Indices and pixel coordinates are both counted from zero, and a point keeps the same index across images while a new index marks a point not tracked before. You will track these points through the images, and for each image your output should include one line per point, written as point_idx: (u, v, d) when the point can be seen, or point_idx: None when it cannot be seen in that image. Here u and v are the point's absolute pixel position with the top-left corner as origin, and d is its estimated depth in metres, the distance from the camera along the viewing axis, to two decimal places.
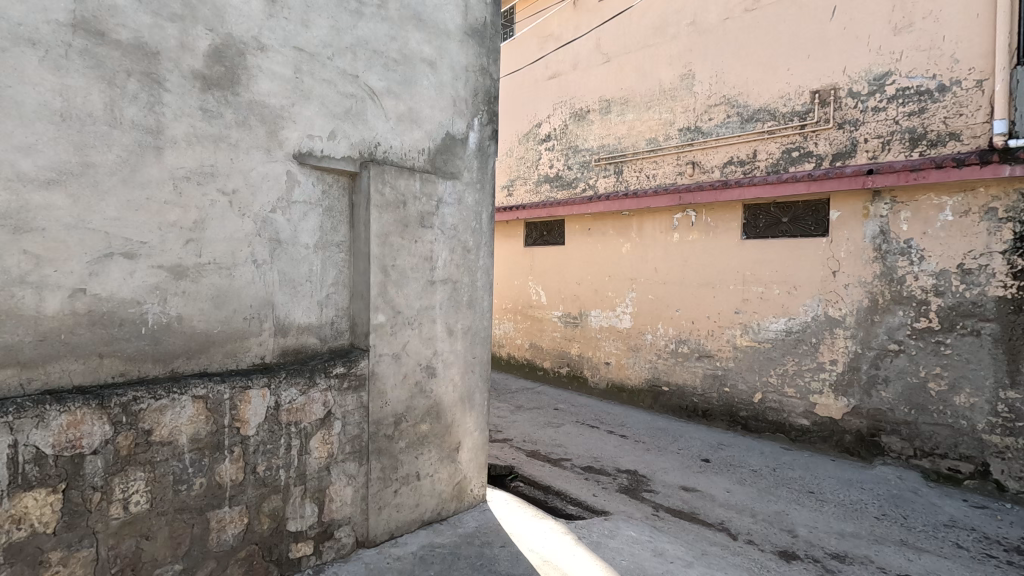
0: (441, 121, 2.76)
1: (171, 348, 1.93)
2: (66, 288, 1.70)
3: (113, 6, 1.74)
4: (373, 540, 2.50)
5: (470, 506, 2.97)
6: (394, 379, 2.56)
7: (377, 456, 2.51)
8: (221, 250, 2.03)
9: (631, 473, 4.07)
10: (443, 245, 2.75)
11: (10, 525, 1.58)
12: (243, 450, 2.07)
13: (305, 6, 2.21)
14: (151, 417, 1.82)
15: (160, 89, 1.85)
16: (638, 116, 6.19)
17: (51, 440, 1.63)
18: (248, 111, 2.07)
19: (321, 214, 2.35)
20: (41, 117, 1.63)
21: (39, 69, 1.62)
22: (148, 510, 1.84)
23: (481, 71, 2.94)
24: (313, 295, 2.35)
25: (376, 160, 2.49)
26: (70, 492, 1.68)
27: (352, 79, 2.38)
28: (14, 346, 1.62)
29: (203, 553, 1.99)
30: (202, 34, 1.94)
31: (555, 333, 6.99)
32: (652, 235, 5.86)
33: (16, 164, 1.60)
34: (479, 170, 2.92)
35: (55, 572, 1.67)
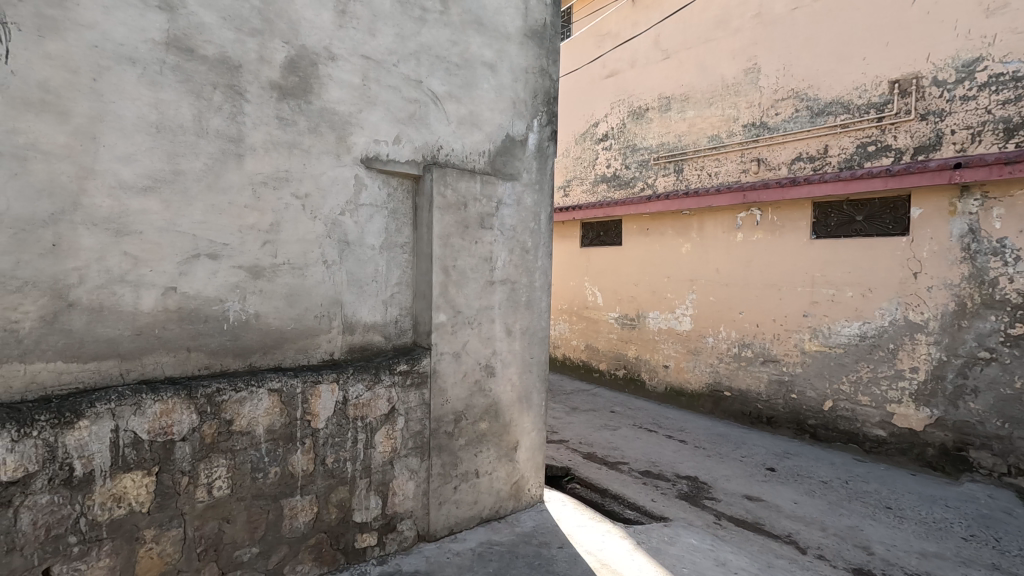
0: (500, 123, 2.79)
1: (250, 343, 2.05)
2: (159, 286, 1.83)
3: (201, 24, 1.86)
4: (433, 535, 2.56)
5: (528, 506, 2.99)
6: (454, 377, 2.61)
7: (437, 452, 2.57)
8: (294, 251, 2.14)
9: (691, 479, 3.97)
10: (503, 245, 2.78)
11: (112, 503, 1.72)
12: (314, 442, 2.17)
13: (371, 15, 2.30)
14: (232, 408, 1.94)
15: (241, 101, 1.97)
16: (699, 113, 6.03)
17: (146, 426, 1.76)
18: (320, 118, 2.18)
19: (387, 216, 2.43)
20: (140, 129, 1.76)
21: (138, 85, 1.75)
22: (229, 495, 1.96)
23: (541, 72, 2.95)
24: (379, 295, 2.43)
25: (438, 162, 2.55)
26: (163, 475, 1.81)
27: (416, 85, 2.45)
28: (115, 339, 1.76)
29: (277, 538, 2.10)
30: (279, 47, 2.05)
31: (611, 334, 6.90)
32: (714, 234, 5.68)
33: (118, 174, 1.73)
34: (538, 171, 2.93)
35: (149, 548, 1.80)
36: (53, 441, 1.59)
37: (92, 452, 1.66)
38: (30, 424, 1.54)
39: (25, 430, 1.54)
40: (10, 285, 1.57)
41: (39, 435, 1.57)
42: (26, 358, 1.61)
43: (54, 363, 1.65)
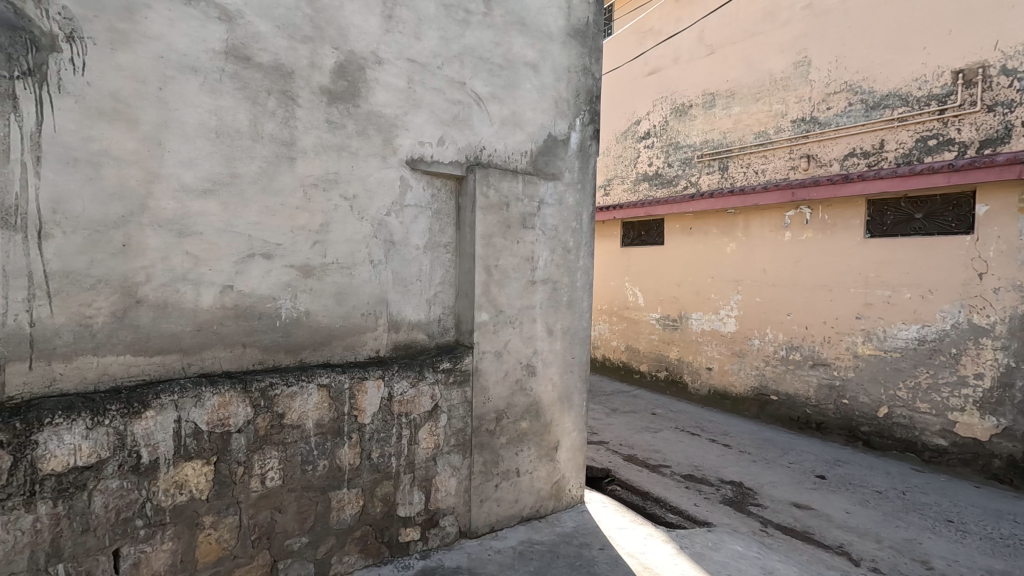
0: (543, 123, 2.80)
1: (300, 340, 2.12)
2: (217, 285, 1.92)
3: (257, 33, 1.94)
4: (475, 531, 2.59)
5: (568, 506, 2.98)
6: (496, 376, 2.63)
7: (479, 449, 2.59)
8: (342, 250, 2.20)
9: (736, 485, 3.87)
10: (544, 245, 2.78)
11: (174, 489, 1.80)
12: (360, 436, 2.23)
13: (416, 19, 2.34)
14: (284, 402, 2.01)
15: (293, 106, 2.04)
16: (745, 109, 5.87)
17: (206, 417, 1.84)
18: (367, 121, 2.23)
19: (431, 217, 2.48)
20: (201, 135, 1.85)
21: (200, 92, 1.84)
22: (281, 485, 2.04)
23: (584, 71, 2.94)
24: (423, 293, 2.48)
25: (481, 163, 2.58)
26: (220, 464, 1.89)
27: (459, 86, 2.49)
28: (177, 335, 1.85)
29: (325, 529, 2.16)
30: (329, 52, 2.12)
31: (652, 335, 6.81)
32: (761, 233, 5.52)
33: (181, 177, 1.82)
34: (580, 171, 2.92)
35: (208, 534, 1.88)
36: (123, 429, 1.68)
37: (158, 440, 1.75)
38: (102, 413, 1.64)
39: (98, 418, 1.63)
40: (84, 282, 1.67)
41: (110, 424, 1.65)
42: (98, 351, 1.70)
43: (122, 356, 1.75)
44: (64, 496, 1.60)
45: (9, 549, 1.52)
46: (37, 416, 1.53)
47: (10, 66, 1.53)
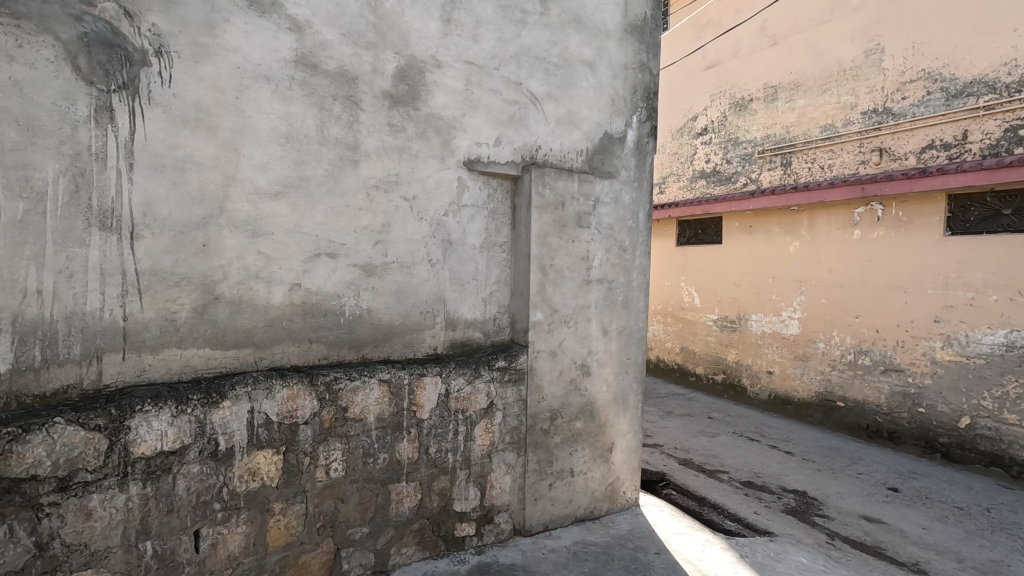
0: (599, 121, 2.77)
1: (362, 337, 2.20)
2: (286, 283, 2.01)
3: (324, 41, 2.02)
4: (529, 530, 2.60)
5: (623, 509, 2.94)
6: (551, 375, 2.63)
7: (534, 448, 2.60)
8: (402, 250, 2.26)
9: (799, 494, 3.70)
10: (600, 244, 2.76)
11: (248, 476, 1.91)
12: (419, 431, 2.29)
13: (474, 21, 2.37)
14: (348, 396, 2.09)
15: (357, 110, 2.12)
16: (811, 102, 5.61)
17: (276, 409, 1.94)
18: (426, 123, 2.28)
19: (487, 216, 2.50)
20: (273, 140, 1.95)
21: (272, 100, 1.94)
22: (344, 476, 2.11)
23: (641, 67, 2.89)
24: (479, 292, 2.51)
25: (537, 163, 2.58)
26: (289, 454, 1.98)
27: (516, 86, 2.50)
28: (251, 330, 1.95)
29: (384, 520, 2.23)
30: (391, 57, 2.18)
31: (709, 337, 6.62)
32: (827, 231, 5.26)
33: (254, 181, 1.92)
34: (637, 168, 2.88)
35: (277, 519, 1.98)
36: (203, 418, 1.79)
37: (233, 429, 1.85)
38: (185, 402, 1.75)
39: (182, 407, 1.74)
40: (170, 280, 1.78)
41: (192, 412, 1.77)
42: (181, 344, 1.82)
43: (202, 350, 1.86)
44: (152, 478, 1.72)
45: (105, 525, 1.65)
46: (130, 404, 1.65)
47: (107, 80, 1.65)
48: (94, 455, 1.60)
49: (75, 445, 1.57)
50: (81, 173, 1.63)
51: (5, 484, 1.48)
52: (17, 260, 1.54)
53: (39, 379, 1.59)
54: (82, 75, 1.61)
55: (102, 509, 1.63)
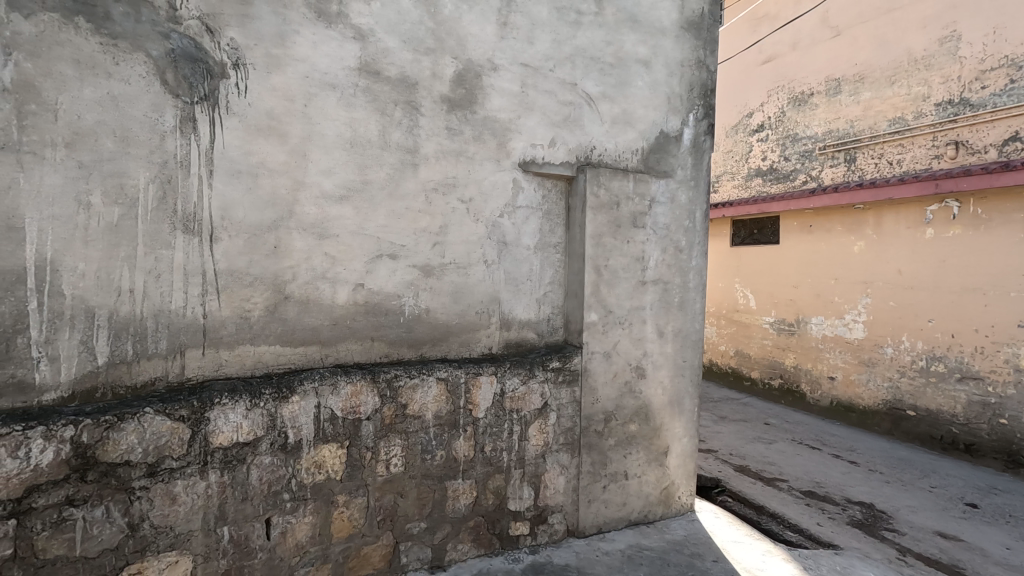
0: (655, 119, 2.73)
1: (420, 336, 2.25)
2: (350, 283, 2.08)
3: (386, 49, 2.09)
4: (583, 531, 2.59)
5: (677, 514, 2.89)
6: (605, 377, 2.61)
7: (588, 450, 2.59)
8: (459, 252, 2.31)
9: (866, 506, 3.52)
10: (655, 244, 2.72)
11: (314, 468, 1.98)
12: (474, 430, 2.32)
13: (530, 24, 2.39)
14: (407, 394, 2.14)
15: (417, 114, 2.17)
16: (877, 94, 5.34)
17: (340, 404, 2.00)
18: (483, 126, 2.32)
19: (541, 217, 2.51)
20: (338, 146, 2.02)
21: (338, 107, 2.01)
22: (403, 472, 2.17)
23: (698, 64, 2.83)
24: (533, 293, 2.52)
25: (591, 163, 2.57)
26: (352, 448, 2.05)
27: (571, 87, 2.51)
28: (317, 328, 2.03)
29: (441, 516, 2.27)
30: (449, 62, 2.23)
31: (766, 340, 6.41)
32: (896, 230, 4.98)
33: (322, 185, 2.00)
34: (694, 167, 2.83)
35: (341, 511, 2.05)
36: (274, 411, 1.87)
37: (301, 423, 1.93)
38: (258, 396, 1.84)
39: (255, 400, 1.83)
40: (245, 280, 1.88)
41: (264, 406, 1.85)
42: (255, 340, 1.92)
43: (273, 346, 1.95)
44: (229, 467, 1.81)
45: (188, 510, 1.75)
46: (209, 396, 1.75)
47: (191, 93, 1.76)
48: (179, 444, 1.71)
49: (162, 434, 1.68)
50: (168, 180, 1.74)
51: (102, 468, 1.60)
52: (113, 262, 1.66)
53: (130, 372, 1.71)
54: (169, 89, 1.73)
55: (185, 495, 1.74)
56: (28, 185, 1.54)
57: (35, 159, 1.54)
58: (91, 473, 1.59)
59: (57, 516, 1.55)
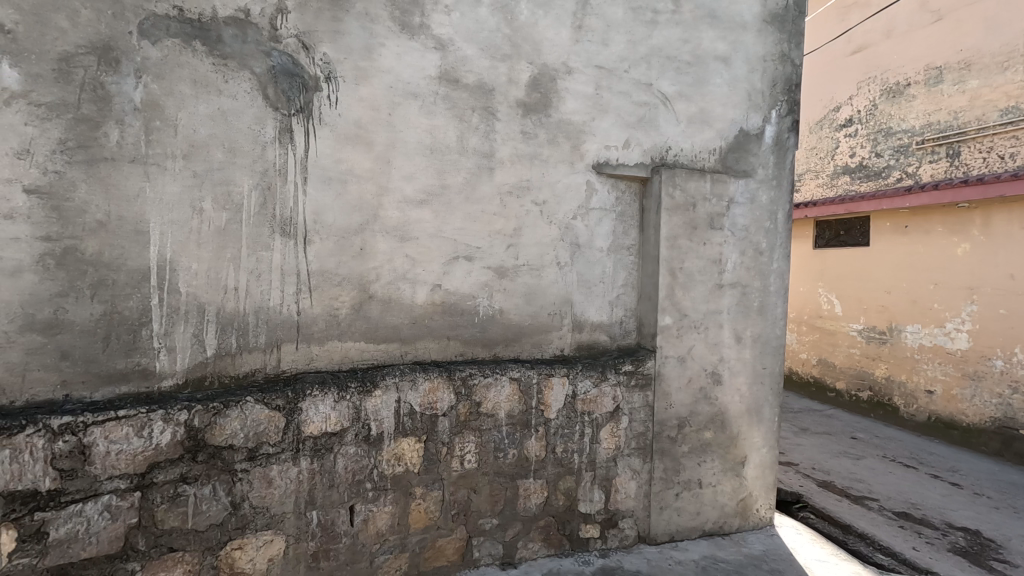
0: (734, 118, 2.64)
1: (494, 335, 2.30)
2: (428, 284, 2.16)
3: (464, 57, 2.16)
4: (654, 538, 2.55)
5: (755, 527, 2.77)
6: (679, 382, 2.56)
7: (661, 456, 2.54)
8: (532, 253, 2.34)
9: (970, 533, 3.22)
10: (734, 246, 2.63)
11: (394, 460, 2.07)
12: (546, 430, 2.34)
13: (605, 26, 2.39)
14: (481, 392, 2.19)
15: (493, 120, 2.23)
16: (986, 82, 4.88)
17: (419, 400, 2.08)
18: (557, 129, 2.34)
19: (615, 219, 2.50)
20: (419, 152, 2.11)
21: (419, 115, 2.10)
22: (477, 468, 2.22)
23: (782, 58, 2.71)
24: (606, 295, 2.51)
25: (667, 163, 2.53)
26: (429, 443, 2.13)
27: (646, 87, 2.48)
28: (398, 327, 2.13)
29: (513, 514, 2.31)
30: (525, 67, 2.26)
31: (853, 349, 6.01)
32: (1008, 230, 4.52)
33: (403, 190, 2.10)
34: (776, 166, 2.71)
35: (418, 503, 2.13)
36: (358, 403, 1.98)
37: (382, 416, 2.03)
38: (345, 389, 1.95)
39: (342, 393, 1.94)
40: (333, 280, 2.00)
41: (350, 398, 1.96)
42: (342, 337, 2.03)
43: (358, 342, 2.06)
44: (318, 455, 1.93)
45: (282, 493, 1.89)
46: (302, 388, 1.88)
47: (289, 106, 1.90)
48: (275, 431, 1.85)
49: (261, 421, 1.82)
50: (268, 187, 1.89)
51: (210, 450, 1.76)
52: (221, 262, 1.82)
53: (234, 363, 1.86)
54: (270, 103, 1.87)
55: (280, 479, 1.88)
56: (153, 193, 1.72)
57: (158, 170, 1.72)
58: (201, 454, 1.75)
59: (173, 491, 1.72)
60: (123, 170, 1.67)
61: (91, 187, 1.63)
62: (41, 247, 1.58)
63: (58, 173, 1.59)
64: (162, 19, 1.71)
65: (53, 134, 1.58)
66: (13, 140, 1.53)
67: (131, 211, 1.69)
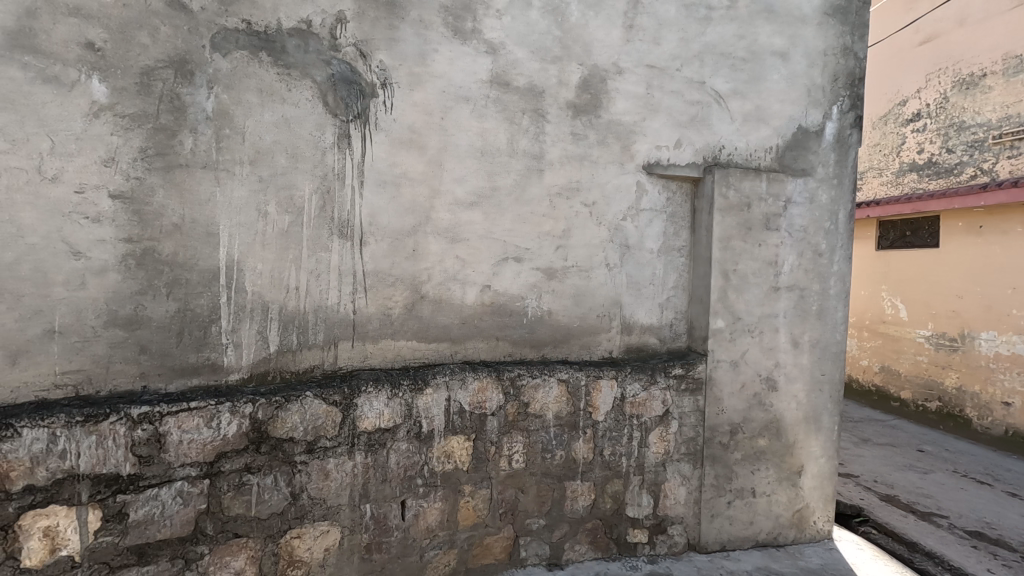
0: (792, 115, 2.56)
1: (542, 336, 2.31)
2: (478, 284, 2.20)
3: (515, 61, 2.18)
4: (705, 547, 2.49)
5: (812, 540, 2.67)
6: (731, 387, 2.49)
7: (712, 462, 2.48)
8: (582, 254, 2.33)
9: None
10: (791, 248, 2.54)
11: (444, 458, 2.11)
12: (594, 432, 2.33)
13: (657, 24, 2.36)
14: (529, 393, 2.20)
15: (543, 121, 2.24)
16: None
17: (468, 399, 2.12)
18: (607, 130, 2.33)
19: (666, 220, 2.46)
20: (470, 155, 2.14)
21: (470, 118, 2.13)
22: (524, 468, 2.24)
23: (844, 51, 2.60)
24: (656, 297, 2.48)
25: (720, 163, 2.47)
26: (478, 441, 2.16)
27: (699, 86, 2.43)
28: (449, 326, 2.17)
29: (560, 515, 2.31)
30: (575, 69, 2.26)
31: (920, 356, 5.68)
32: None
33: (454, 193, 2.13)
34: (837, 164, 2.61)
35: (467, 500, 2.16)
36: (410, 401, 2.03)
37: (433, 414, 2.07)
38: (397, 387, 2.00)
39: (395, 390, 2.00)
40: (387, 280, 2.06)
41: (402, 395, 2.01)
42: (395, 336, 2.09)
43: (410, 341, 2.11)
44: (372, 450, 1.99)
45: (338, 485, 1.95)
46: (357, 385, 1.95)
47: (347, 112, 1.97)
48: (332, 426, 1.92)
49: (319, 416, 1.89)
50: (327, 191, 1.96)
51: (272, 442, 1.84)
52: (284, 263, 1.91)
53: (294, 360, 1.95)
54: (330, 110, 1.95)
55: (336, 471, 1.94)
56: (223, 197, 1.82)
57: (227, 175, 1.82)
58: (264, 445, 1.83)
59: (239, 480, 1.81)
60: (196, 175, 1.78)
61: (168, 192, 1.74)
62: (124, 248, 1.70)
63: (139, 179, 1.71)
64: (232, 33, 1.80)
65: (135, 143, 1.70)
66: (101, 149, 1.66)
67: (202, 214, 1.79)
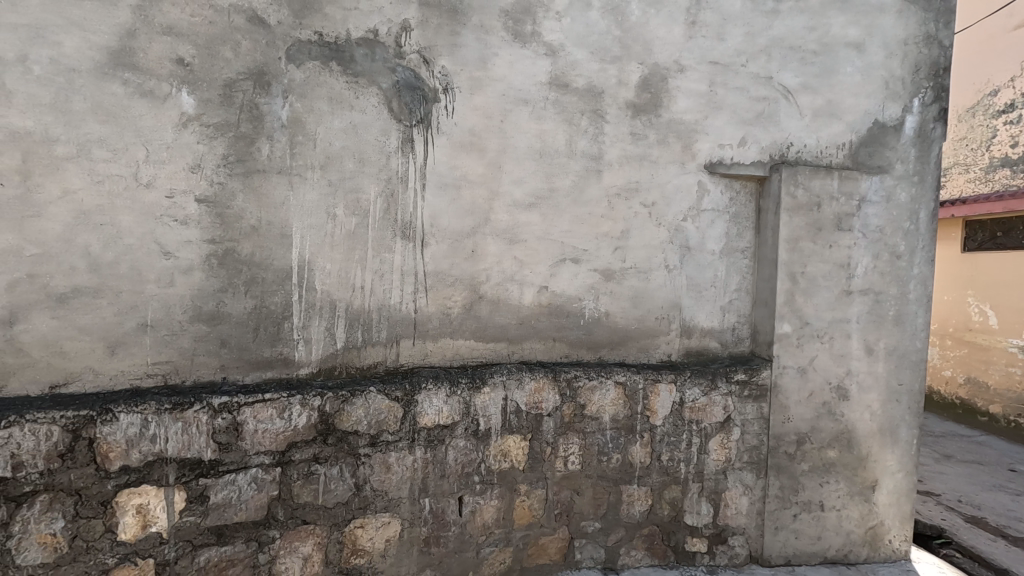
0: (867, 108, 2.42)
1: (600, 338, 2.29)
2: (536, 285, 2.21)
3: (574, 62, 2.18)
4: (768, 560, 2.40)
5: (886, 560, 2.51)
6: (798, 395, 2.39)
7: (776, 472, 2.39)
8: (640, 255, 2.30)
9: None
10: (865, 249, 2.40)
11: (500, 456, 2.14)
12: (652, 437, 2.29)
13: (721, 19, 2.29)
14: (586, 394, 2.20)
15: (602, 122, 2.23)
16: None
17: (525, 398, 2.13)
18: (667, 129, 2.28)
19: (729, 221, 2.39)
20: (529, 157, 2.16)
21: (529, 121, 2.15)
22: (580, 470, 2.23)
23: (927, 39, 2.44)
24: (718, 300, 2.41)
25: (788, 161, 2.37)
26: (534, 441, 2.17)
27: (765, 81, 2.34)
28: (506, 326, 2.19)
29: (616, 519, 2.29)
30: (634, 68, 2.24)
31: (1012, 368, 5.23)
32: None
33: (512, 194, 2.16)
34: (918, 160, 2.44)
35: (523, 499, 2.18)
36: (468, 399, 2.07)
37: (491, 413, 2.10)
38: (456, 385, 2.05)
39: (453, 388, 2.04)
40: (447, 280, 2.11)
41: (461, 394, 2.06)
42: (454, 335, 2.13)
43: (469, 341, 2.15)
44: (431, 446, 2.05)
45: (399, 478, 2.02)
46: (417, 382, 2.00)
47: (411, 117, 2.03)
48: (394, 421, 1.98)
49: (382, 410, 1.96)
50: (391, 194, 2.03)
51: (338, 434, 1.93)
52: (350, 263, 1.99)
53: (359, 356, 2.03)
54: (394, 116, 2.02)
55: (397, 465, 2.01)
56: (296, 201, 1.92)
57: (300, 179, 1.92)
58: (331, 437, 1.92)
59: (307, 469, 1.90)
60: (272, 180, 1.88)
61: (247, 196, 1.86)
62: (208, 248, 1.82)
63: (221, 184, 1.83)
64: (305, 44, 1.90)
65: (219, 150, 1.82)
66: (189, 156, 1.79)
67: (277, 216, 1.90)
